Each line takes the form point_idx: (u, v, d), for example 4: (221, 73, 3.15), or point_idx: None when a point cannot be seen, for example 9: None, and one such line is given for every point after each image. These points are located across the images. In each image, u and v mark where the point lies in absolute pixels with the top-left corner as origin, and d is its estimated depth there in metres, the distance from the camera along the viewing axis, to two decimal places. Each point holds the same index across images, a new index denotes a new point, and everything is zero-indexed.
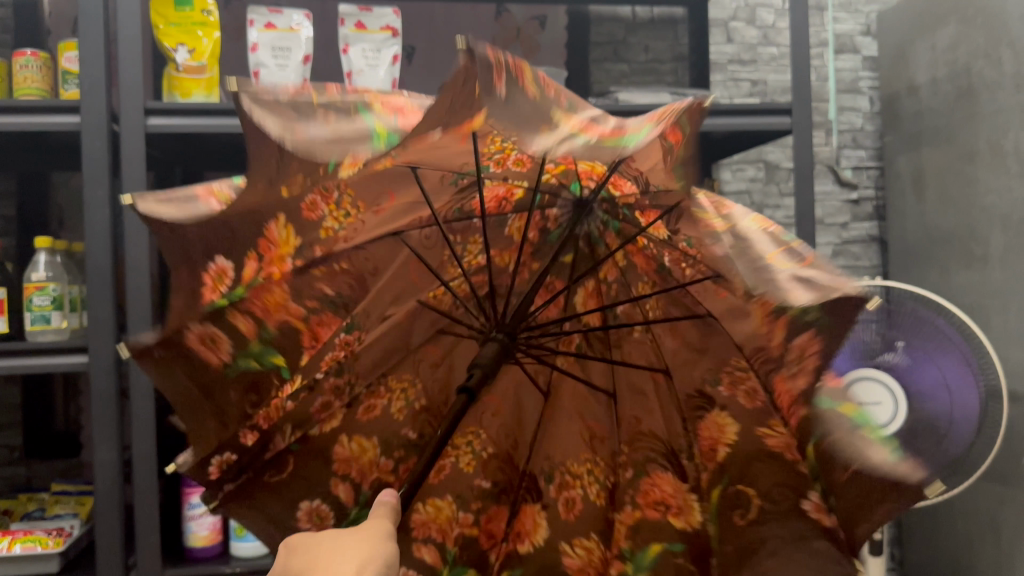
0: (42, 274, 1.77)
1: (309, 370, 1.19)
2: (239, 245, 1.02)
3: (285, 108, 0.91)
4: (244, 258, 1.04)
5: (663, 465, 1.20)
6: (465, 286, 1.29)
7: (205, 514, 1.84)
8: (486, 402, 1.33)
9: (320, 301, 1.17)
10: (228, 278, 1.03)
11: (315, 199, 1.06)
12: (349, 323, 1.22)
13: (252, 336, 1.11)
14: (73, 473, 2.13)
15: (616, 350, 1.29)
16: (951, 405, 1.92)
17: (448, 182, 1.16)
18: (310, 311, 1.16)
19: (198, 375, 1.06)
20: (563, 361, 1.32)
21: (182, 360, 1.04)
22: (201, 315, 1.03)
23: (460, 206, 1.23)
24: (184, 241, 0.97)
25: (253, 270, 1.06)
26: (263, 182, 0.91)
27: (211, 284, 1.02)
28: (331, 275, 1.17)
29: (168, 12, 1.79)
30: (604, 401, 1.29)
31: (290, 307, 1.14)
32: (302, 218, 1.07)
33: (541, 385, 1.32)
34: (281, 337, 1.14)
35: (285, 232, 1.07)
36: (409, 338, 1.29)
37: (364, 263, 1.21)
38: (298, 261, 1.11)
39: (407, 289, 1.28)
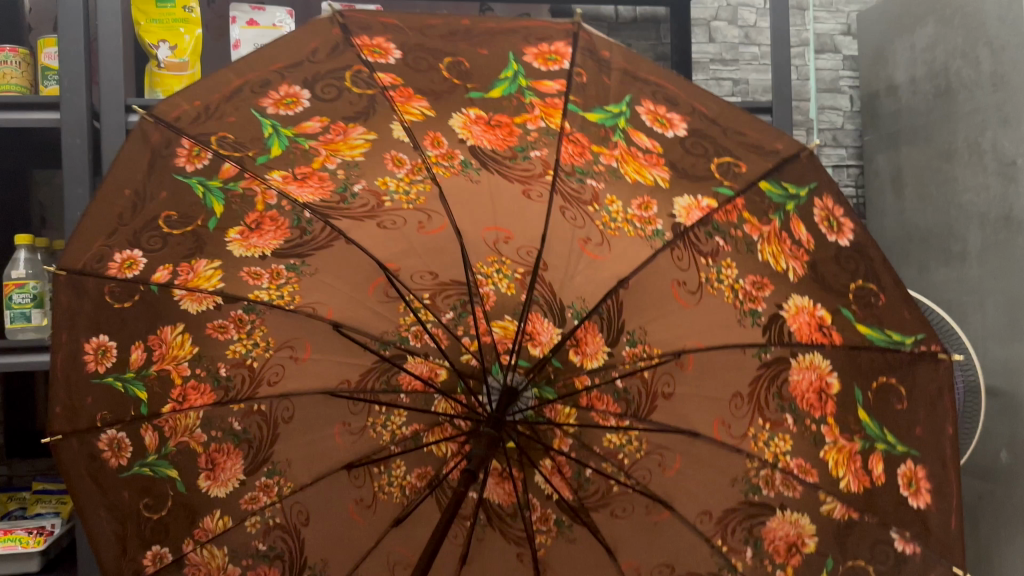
0: (22, 272, 1.22)
1: (211, 506, 0.78)
2: (131, 330, 0.75)
3: (207, 115, 0.69)
4: (131, 340, 0.76)
5: None
6: (411, 483, 0.82)
7: None
8: None
9: (227, 435, 0.79)
10: (114, 354, 0.75)
11: (223, 317, 0.79)
12: (269, 467, 0.80)
13: (154, 449, 0.77)
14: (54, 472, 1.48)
15: (602, 510, 0.78)
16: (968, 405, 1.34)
17: (378, 326, 0.82)
18: (216, 437, 0.79)
19: (104, 483, 0.75)
20: (542, 539, 0.80)
21: (80, 465, 0.74)
22: (117, 404, 0.76)
23: (389, 370, 0.83)
24: (70, 304, 0.73)
25: (141, 352, 0.76)
26: (131, 191, 0.70)
27: (92, 364, 0.74)
28: (246, 413, 0.79)
29: (148, 6, 1.26)
30: (644, 527, 0.77)
31: (198, 431, 0.78)
32: (205, 334, 0.79)
33: (529, 565, 0.79)
34: (178, 454, 0.77)
35: (181, 333, 0.78)
36: (358, 542, 0.80)
37: (293, 514, 0.79)
38: (197, 370, 0.79)
39: (343, 491, 0.80)
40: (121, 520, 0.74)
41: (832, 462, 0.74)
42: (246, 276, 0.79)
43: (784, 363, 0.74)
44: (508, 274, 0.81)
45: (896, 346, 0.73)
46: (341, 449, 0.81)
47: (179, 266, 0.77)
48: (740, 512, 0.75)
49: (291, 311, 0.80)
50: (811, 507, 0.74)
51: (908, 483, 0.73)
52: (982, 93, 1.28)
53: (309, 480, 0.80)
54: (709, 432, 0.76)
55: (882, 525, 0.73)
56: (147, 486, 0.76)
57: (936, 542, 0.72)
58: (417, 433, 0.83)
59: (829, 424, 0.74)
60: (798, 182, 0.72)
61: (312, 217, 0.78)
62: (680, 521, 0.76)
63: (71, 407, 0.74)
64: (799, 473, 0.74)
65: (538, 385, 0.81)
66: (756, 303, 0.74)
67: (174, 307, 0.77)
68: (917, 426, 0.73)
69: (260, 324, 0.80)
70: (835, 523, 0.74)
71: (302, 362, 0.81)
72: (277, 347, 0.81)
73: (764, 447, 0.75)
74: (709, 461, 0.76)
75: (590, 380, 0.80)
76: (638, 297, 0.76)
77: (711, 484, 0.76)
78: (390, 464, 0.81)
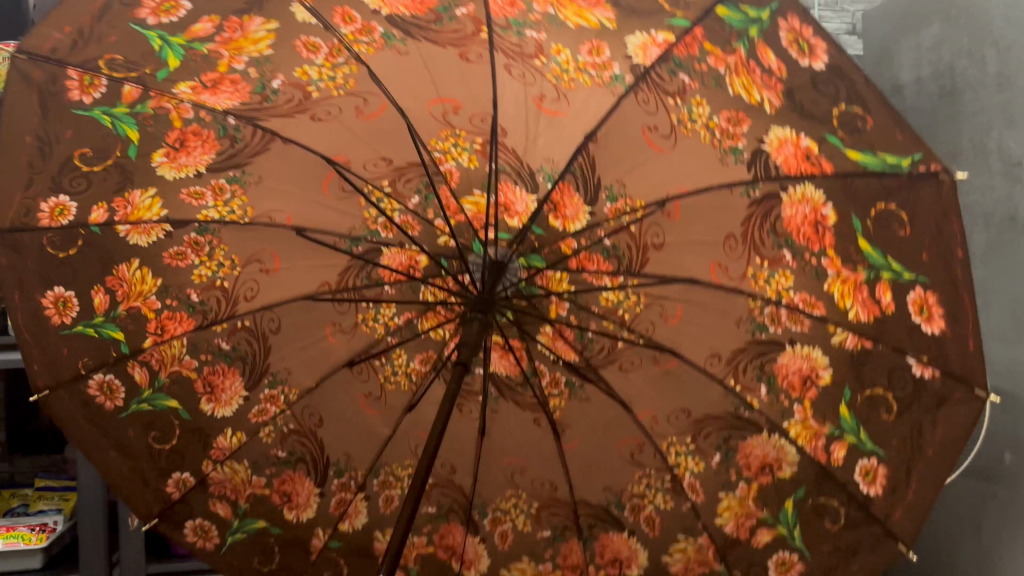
0: None
1: (221, 426, 0.86)
2: (87, 277, 0.79)
3: (86, 39, 0.70)
4: (89, 287, 0.79)
5: (740, 434, 0.84)
6: (416, 368, 0.91)
7: None
8: (505, 461, 0.91)
9: (217, 356, 0.85)
10: (74, 304, 0.78)
11: (177, 244, 0.82)
12: (270, 379, 0.87)
13: (147, 385, 0.82)
14: (56, 471, 1.43)
15: (610, 366, 0.87)
16: None
17: (345, 225, 0.86)
18: (206, 360, 0.85)
19: (104, 425, 0.81)
20: (557, 402, 0.90)
21: (76, 412, 0.79)
22: (95, 349, 0.80)
23: (365, 267, 0.88)
24: (14, 264, 0.74)
25: (104, 296, 0.80)
26: (33, 138, 0.72)
27: (56, 316, 0.78)
28: (232, 331, 0.85)
29: None
30: (653, 376, 0.86)
31: (186, 358, 0.84)
32: (164, 264, 0.82)
33: (546, 428, 0.90)
34: (172, 383, 0.83)
35: (138, 269, 0.81)
36: (376, 430, 0.90)
37: (306, 419, 0.88)
38: (168, 301, 0.83)
39: (350, 388, 0.89)
40: (133, 456, 0.82)
41: (838, 294, 0.80)
42: (189, 198, 0.81)
43: (775, 198, 0.77)
44: (467, 146, 0.81)
45: (893, 170, 0.75)
46: (338, 348, 0.89)
47: (114, 204, 0.78)
48: (750, 351, 0.83)
49: (247, 224, 0.83)
50: (822, 339, 0.81)
51: (919, 310, 0.78)
52: (987, 93, 1.15)
53: (313, 383, 0.88)
54: (707, 276, 0.81)
55: (899, 351, 0.79)
56: (150, 420, 0.82)
57: (955, 367, 0.77)
58: (410, 320, 0.91)
59: (829, 256, 0.79)
60: (758, 5, 0.70)
61: (238, 123, 0.78)
62: (691, 367, 0.84)
63: (49, 363, 0.78)
64: (805, 308, 0.80)
65: (525, 255, 0.86)
66: (736, 140, 0.75)
67: (122, 246, 0.80)
68: (923, 252, 0.76)
69: (217, 245, 0.83)
70: (848, 353, 0.81)
71: (274, 273, 0.86)
72: (245, 264, 0.84)
73: (766, 285, 0.80)
74: (712, 304, 0.82)
75: (576, 242, 0.84)
76: (612, 151, 0.77)
77: (716, 325, 0.83)
78: (391, 356, 0.90)
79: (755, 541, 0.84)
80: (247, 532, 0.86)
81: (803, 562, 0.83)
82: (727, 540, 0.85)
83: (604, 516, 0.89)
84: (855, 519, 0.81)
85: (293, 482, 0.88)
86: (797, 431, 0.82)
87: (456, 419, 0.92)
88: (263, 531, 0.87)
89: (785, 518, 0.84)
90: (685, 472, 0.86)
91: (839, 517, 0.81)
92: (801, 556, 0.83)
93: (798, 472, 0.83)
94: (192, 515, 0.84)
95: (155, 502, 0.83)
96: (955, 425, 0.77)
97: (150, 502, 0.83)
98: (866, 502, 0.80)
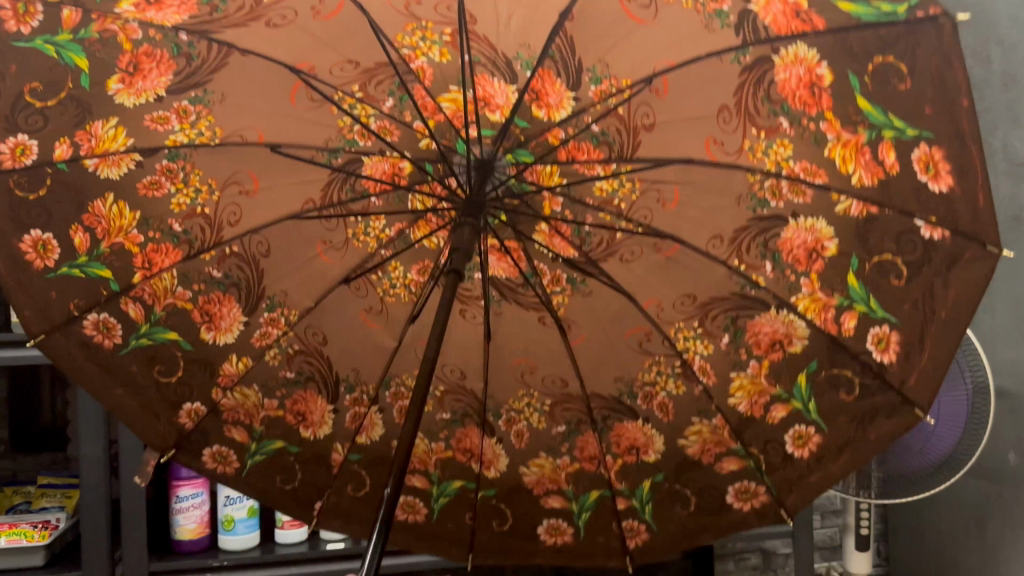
0: None
1: (225, 354, 0.88)
2: (59, 219, 0.79)
3: None
4: (64, 229, 0.79)
5: (747, 312, 0.83)
6: (414, 280, 0.92)
7: (195, 505, 1.39)
8: (513, 363, 0.93)
9: (211, 285, 0.86)
10: (54, 247, 0.79)
11: (150, 174, 0.82)
12: (267, 303, 0.88)
13: (144, 320, 0.84)
14: (60, 467, 1.53)
15: (610, 259, 0.87)
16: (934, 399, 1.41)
17: (322, 135, 0.84)
18: (200, 290, 0.86)
19: (107, 365, 0.83)
20: (559, 299, 0.90)
21: (75, 354, 0.82)
22: (84, 289, 0.82)
23: (348, 179, 0.87)
24: None
25: (84, 235, 0.80)
26: None
27: (37, 260, 0.79)
28: (222, 258, 0.85)
29: None
30: (655, 264, 0.85)
31: (178, 289, 0.85)
32: (139, 195, 0.82)
33: (553, 326, 0.91)
34: (169, 316, 0.85)
35: (114, 203, 0.81)
36: (383, 343, 0.92)
37: (310, 337, 0.90)
38: (150, 233, 0.83)
39: (350, 303, 0.90)
40: (141, 394, 0.85)
41: (839, 159, 0.76)
42: (154, 124, 0.80)
43: (768, 63, 0.73)
44: (436, 39, 0.79)
45: (890, 19, 0.69)
46: (333, 263, 0.89)
47: (77, 137, 0.78)
48: (753, 228, 0.80)
49: (218, 145, 0.82)
50: (826, 209, 0.78)
51: (926, 169, 0.73)
52: (992, 92, 1.37)
53: (312, 303, 0.89)
54: (704, 156, 0.78)
55: (906, 214, 0.75)
56: (152, 354, 0.85)
57: (965, 225, 0.73)
58: (402, 230, 0.91)
59: (828, 120, 0.74)
60: None
61: (191, 39, 0.77)
62: (691, 251, 0.83)
63: (37, 307, 0.80)
64: (806, 176, 0.77)
65: (511, 150, 0.84)
66: (721, 3, 0.71)
67: (93, 179, 0.79)
68: (927, 105, 0.70)
69: (191, 169, 0.83)
70: (853, 219, 0.77)
71: (253, 194, 0.85)
72: (223, 187, 0.84)
73: (765, 158, 0.77)
74: (712, 183, 0.79)
75: (564, 131, 0.81)
76: (592, 28, 0.73)
77: (716, 205, 0.80)
78: (387, 269, 0.91)
79: (770, 418, 0.85)
80: (267, 452, 0.91)
81: (821, 434, 0.82)
82: (742, 420, 0.86)
83: (619, 406, 0.91)
84: (870, 388, 0.79)
85: (306, 402, 0.91)
86: (805, 305, 0.81)
87: (458, 326, 0.94)
88: (284, 449, 0.91)
89: (800, 393, 0.83)
90: (694, 356, 0.86)
91: (853, 387, 0.80)
92: (818, 427, 0.82)
93: (808, 346, 0.82)
94: (212, 441, 0.89)
95: (173, 431, 0.87)
96: (970, 284, 0.73)
97: (170, 431, 0.87)
98: (881, 370, 0.79)
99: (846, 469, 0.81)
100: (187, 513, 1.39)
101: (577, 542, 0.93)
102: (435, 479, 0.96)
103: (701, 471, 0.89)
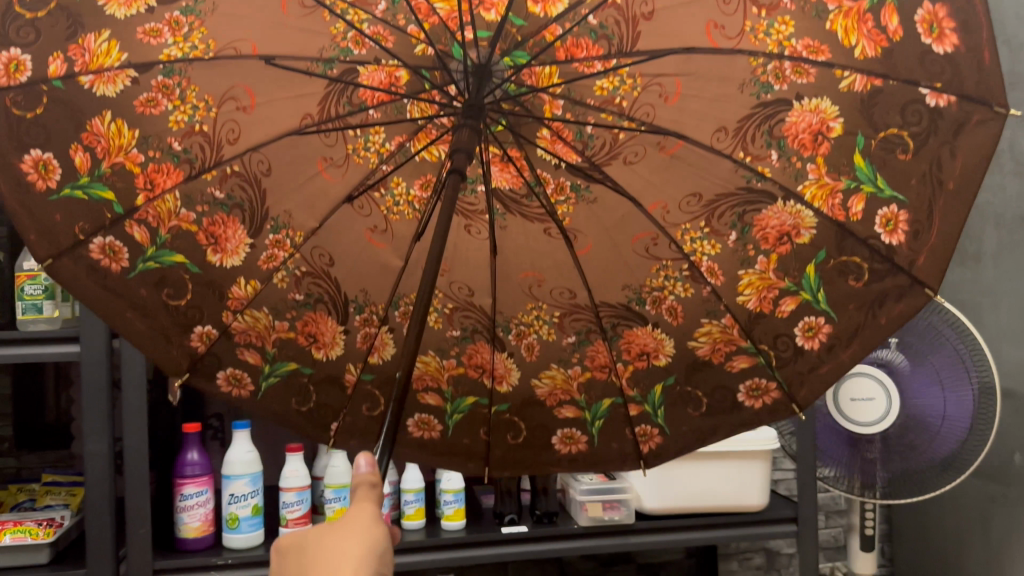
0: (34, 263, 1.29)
1: (233, 276, 0.73)
2: (55, 133, 0.63)
3: None
4: (65, 144, 0.64)
5: (754, 207, 0.75)
6: (416, 196, 0.80)
7: (199, 503, 1.38)
8: (520, 276, 0.84)
9: (213, 206, 0.71)
10: (56, 167, 0.64)
11: (147, 90, 0.67)
12: (271, 225, 0.74)
13: (149, 243, 0.69)
14: (64, 466, 1.53)
15: (614, 163, 0.79)
16: (937, 401, 1.45)
17: (315, 45, 0.72)
18: (203, 212, 0.71)
19: (111, 290, 0.67)
20: (565, 208, 0.82)
21: (84, 280, 0.66)
22: (88, 213, 0.66)
23: (345, 90, 0.75)
24: None
25: (83, 154, 0.65)
26: None
27: (39, 182, 0.63)
28: (223, 177, 0.71)
29: None
30: (658, 164, 0.77)
31: (182, 211, 0.70)
32: (135, 111, 0.67)
33: (559, 238, 0.83)
34: (176, 239, 0.70)
35: (112, 120, 0.66)
36: (389, 264, 0.79)
37: (316, 259, 0.76)
38: (151, 153, 0.68)
39: (354, 224, 0.78)
40: (150, 316, 0.69)
41: (842, 30, 0.67)
42: (146, 37, 0.66)
43: None
44: None
45: None
46: (336, 179, 0.77)
47: (70, 51, 0.64)
48: (757, 116, 0.72)
49: (214, 60, 0.69)
50: (830, 87, 0.69)
51: (929, 30, 0.65)
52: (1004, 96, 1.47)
53: (317, 224, 0.76)
54: (704, 42, 0.69)
55: (910, 84, 0.67)
56: (160, 278, 0.69)
57: (972, 87, 0.65)
58: (403, 143, 0.79)
59: None
60: None
61: None
62: (696, 147, 0.75)
63: (44, 232, 0.65)
64: (809, 55, 0.69)
65: (508, 53, 0.75)
66: None
67: (90, 98, 0.65)
68: None
69: (187, 85, 0.68)
70: (857, 96, 0.69)
71: (252, 110, 0.72)
72: (220, 103, 0.70)
73: (766, 38, 0.69)
74: (713, 71, 0.71)
75: (562, 27, 0.73)
76: None
77: (723, 93, 0.72)
78: (389, 183, 0.78)
79: (779, 312, 0.77)
80: (280, 376, 0.75)
81: (831, 324, 0.74)
82: (751, 316, 0.78)
83: (627, 313, 0.83)
84: (879, 271, 0.71)
85: (317, 323, 0.77)
86: (811, 194, 0.72)
87: (463, 241, 0.85)
88: (296, 373, 0.76)
89: (808, 285, 0.75)
90: (702, 257, 0.79)
91: (862, 274, 0.72)
92: (827, 318, 0.74)
93: (816, 236, 0.74)
94: (220, 365, 0.73)
95: (183, 356, 0.72)
96: (978, 150, 0.65)
97: (181, 356, 0.72)
98: (889, 253, 0.71)
99: (857, 356, 0.73)
100: (191, 511, 1.37)
101: (591, 451, 0.84)
102: (449, 395, 0.85)
103: (712, 371, 0.80)
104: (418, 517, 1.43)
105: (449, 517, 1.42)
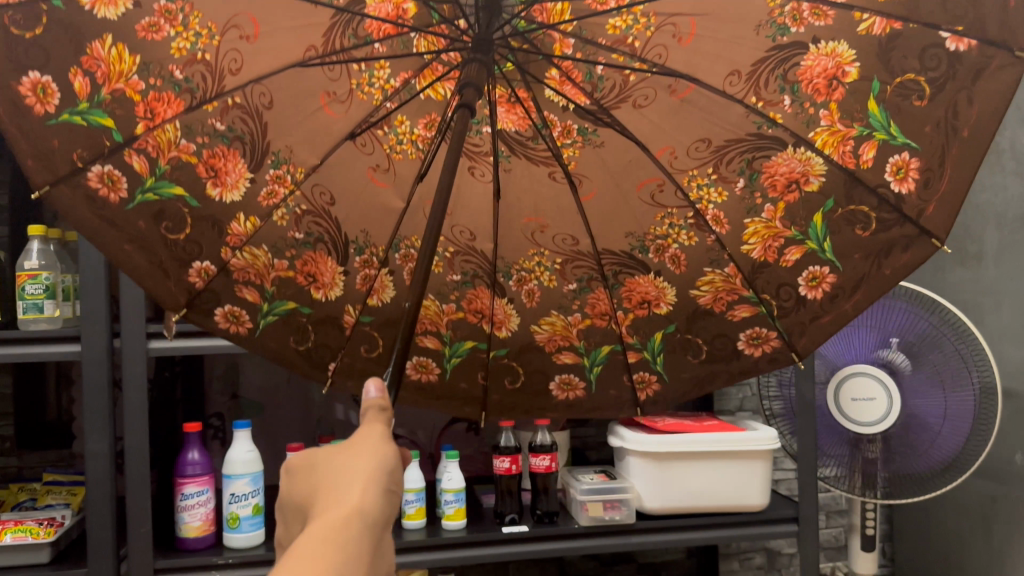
0: (34, 263, 1.28)
1: (234, 212, 0.74)
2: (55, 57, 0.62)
3: None
4: (64, 69, 0.62)
5: (765, 154, 0.74)
6: (420, 135, 0.83)
7: (199, 503, 1.36)
8: (522, 221, 0.86)
9: (215, 138, 0.71)
10: (55, 91, 0.62)
11: (149, 14, 0.65)
12: (273, 158, 0.76)
13: (149, 173, 0.68)
14: (65, 464, 1.51)
15: (624, 106, 0.79)
16: (939, 400, 1.42)
17: None
18: (204, 144, 0.71)
19: (112, 220, 0.67)
20: (570, 152, 0.83)
21: (81, 208, 0.66)
22: (86, 137, 0.66)
23: (351, 21, 0.75)
24: None
25: (83, 78, 0.64)
26: None
27: (37, 105, 0.62)
28: (225, 108, 0.71)
29: None
30: (669, 108, 0.77)
31: (183, 142, 0.70)
32: (137, 37, 0.65)
33: (563, 181, 0.84)
34: (175, 170, 0.70)
35: (114, 45, 0.64)
36: (390, 204, 0.84)
37: (317, 196, 0.79)
38: (151, 81, 0.68)
39: (355, 160, 0.81)
40: (150, 249, 0.69)
41: None
42: None
43: None
44: None
45: None
46: (338, 116, 0.79)
47: None
48: (772, 58, 0.70)
49: None
50: (847, 31, 0.67)
51: None
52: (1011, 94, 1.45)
53: (318, 161, 0.79)
54: None
55: (930, 27, 0.65)
56: (158, 211, 0.69)
57: (993, 31, 0.63)
58: (408, 81, 0.81)
59: None
60: None
61: None
62: (708, 91, 0.74)
63: (42, 156, 0.63)
64: None
65: None
66: None
67: (89, 19, 0.63)
68: None
69: (191, 11, 0.67)
70: (876, 40, 0.67)
71: (255, 41, 0.71)
72: (223, 30, 0.69)
73: None
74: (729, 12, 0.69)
75: None
76: None
77: (736, 35, 0.71)
78: (392, 122, 0.81)
79: (784, 262, 0.76)
80: (278, 314, 0.77)
81: (835, 274, 0.73)
82: (755, 266, 0.77)
83: (630, 262, 0.83)
84: (887, 222, 0.70)
85: (317, 262, 0.80)
86: (823, 141, 0.71)
87: (467, 184, 0.87)
88: (294, 312, 0.78)
89: (816, 234, 0.73)
90: (708, 206, 0.78)
91: (870, 223, 0.71)
92: (832, 268, 0.73)
93: (825, 184, 0.72)
94: (219, 301, 0.75)
95: (184, 291, 0.73)
96: (997, 96, 0.63)
97: (180, 291, 0.73)
98: (898, 202, 0.70)
99: (861, 307, 0.72)
100: (190, 510, 1.35)
101: (588, 397, 0.86)
102: (447, 339, 0.86)
103: (713, 320, 0.80)
104: (419, 517, 1.40)
105: (450, 516, 1.39)
